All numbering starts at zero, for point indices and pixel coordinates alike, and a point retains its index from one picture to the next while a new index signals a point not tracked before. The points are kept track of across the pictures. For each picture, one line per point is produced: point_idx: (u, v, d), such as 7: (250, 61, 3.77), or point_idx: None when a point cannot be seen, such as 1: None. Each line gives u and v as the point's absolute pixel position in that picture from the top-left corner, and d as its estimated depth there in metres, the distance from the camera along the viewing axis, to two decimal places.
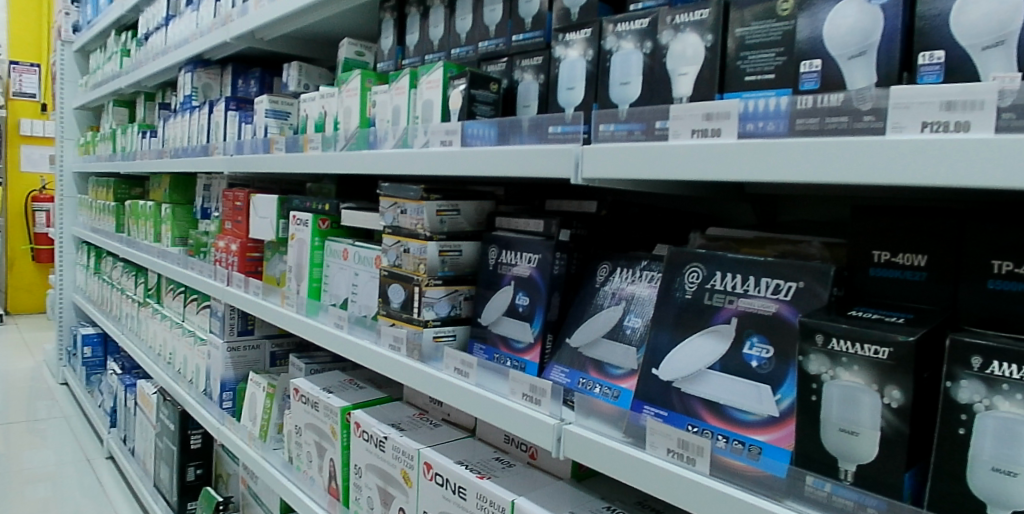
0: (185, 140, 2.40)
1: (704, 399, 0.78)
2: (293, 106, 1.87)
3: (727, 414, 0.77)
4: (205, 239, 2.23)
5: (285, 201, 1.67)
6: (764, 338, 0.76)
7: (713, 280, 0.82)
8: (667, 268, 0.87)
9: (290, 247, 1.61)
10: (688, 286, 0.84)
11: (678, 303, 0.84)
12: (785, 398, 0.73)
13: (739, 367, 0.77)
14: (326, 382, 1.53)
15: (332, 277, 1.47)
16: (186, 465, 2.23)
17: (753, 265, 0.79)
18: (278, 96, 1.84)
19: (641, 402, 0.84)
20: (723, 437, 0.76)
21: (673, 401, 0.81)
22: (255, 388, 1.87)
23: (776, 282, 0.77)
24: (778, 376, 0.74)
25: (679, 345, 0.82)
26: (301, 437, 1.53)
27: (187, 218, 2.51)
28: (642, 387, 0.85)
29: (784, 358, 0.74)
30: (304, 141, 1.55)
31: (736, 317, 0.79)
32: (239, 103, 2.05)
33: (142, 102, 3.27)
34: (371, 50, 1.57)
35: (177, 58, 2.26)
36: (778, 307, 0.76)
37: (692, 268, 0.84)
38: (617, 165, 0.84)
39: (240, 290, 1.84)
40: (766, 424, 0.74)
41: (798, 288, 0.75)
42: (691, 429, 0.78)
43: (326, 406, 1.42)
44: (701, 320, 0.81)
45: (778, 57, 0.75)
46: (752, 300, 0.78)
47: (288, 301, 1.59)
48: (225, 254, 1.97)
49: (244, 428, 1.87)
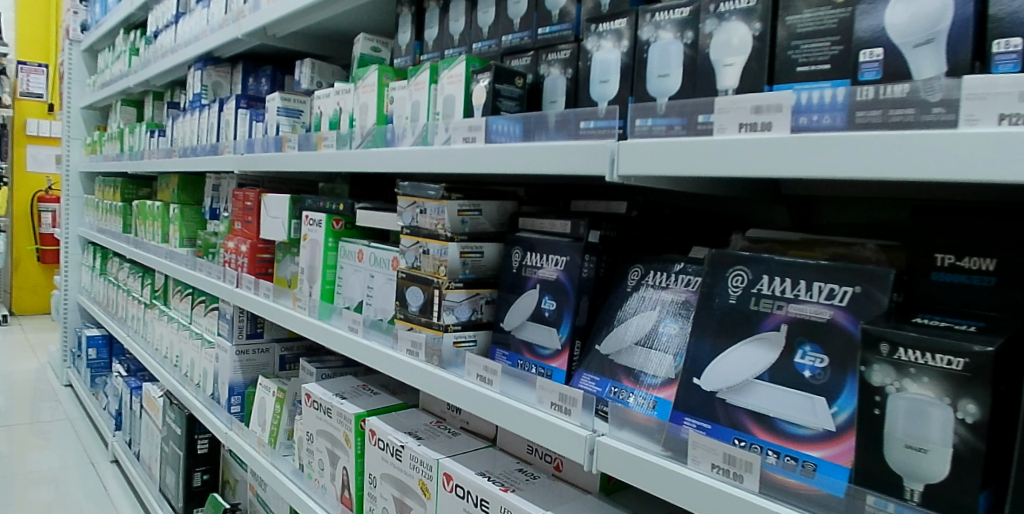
0: (194, 139, 2.37)
1: (752, 412, 0.74)
2: (306, 103, 1.82)
3: (778, 428, 0.72)
4: (213, 239, 2.19)
5: (297, 201, 1.63)
6: (818, 347, 0.71)
7: (760, 284, 0.77)
8: (708, 271, 0.82)
9: (302, 248, 1.56)
10: (732, 291, 0.79)
11: (720, 309, 0.79)
12: (843, 410, 0.68)
13: (790, 378, 0.72)
14: (339, 388, 1.48)
15: (346, 279, 1.43)
16: (193, 470, 2.18)
17: (805, 269, 0.75)
18: (290, 94, 1.80)
19: (681, 414, 0.79)
20: (774, 452, 0.71)
21: (717, 413, 0.76)
22: (264, 392, 1.83)
23: (830, 286, 0.72)
24: (834, 388, 0.69)
25: (723, 353, 0.77)
26: (312, 445, 1.48)
27: (195, 219, 2.47)
28: (682, 398, 0.80)
29: (840, 368, 0.69)
30: (318, 139, 1.50)
31: (786, 324, 0.74)
32: (250, 101, 2.01)
33: (151, 102, 3.23)
34: (386, 46, 1.53)
35: (187, 56, 2.23)
36: (833, 313, 0.71)
37: (736, 271, 0.79)
38: (656, 162, 0.79)
39: (250, 292, 1.80)
40: (822, 439, 0.69)
41: (856, 293, 0.70)
42: (737, 443, 0.74)
43: (339, 413, 1.37)
44: (747, 326, 0.76)
45: (834, 46, 0.70)
46: (804, 306, 0.73)
47: (300, 304, 1.54)
48: (235, 255, 1.93)
49: (252, 433, 1.82)
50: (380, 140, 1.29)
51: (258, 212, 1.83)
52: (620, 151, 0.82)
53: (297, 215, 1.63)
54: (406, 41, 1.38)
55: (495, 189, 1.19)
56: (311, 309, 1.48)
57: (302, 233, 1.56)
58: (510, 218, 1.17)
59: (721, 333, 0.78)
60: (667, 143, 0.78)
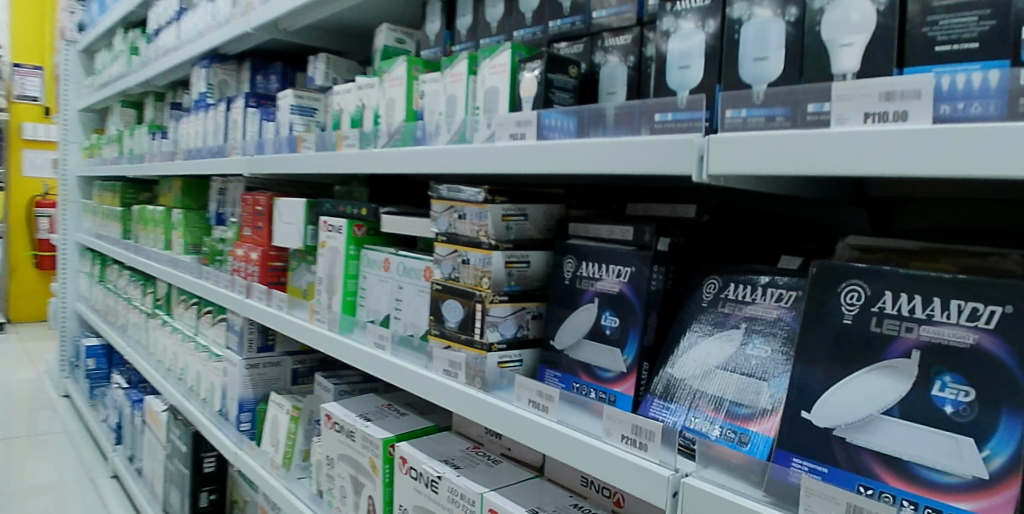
0: (199, 141, 2.25)
1: (880, 454, 0.62)
2: (321, 101, 1.71)
3: (914, 473, 0.60)
4: (221, 246, 2.08)
5: (313, 205, 1.51)
6: (961, 378, 0.60)
7: (882, 302, 0.65)
8: (813, 286, 0.71)
9: (320, 256, 1.45)
10: (847, 310, 0.68)
11: (832, 331, 0.68)
12: (1000, 455, 0.56)
13: (926, 415, 0.61)
14: (362, 408, 1.37)
15: (370, 290, 1.31)
16: (199, 490, 2.06)
17: (939, 284, 0.63)
18: (304, 91, 1.69)
19: (787, 454, 0.68)
20: (910, 503, 0.59)
21: (834, 455, 0.65)
22: (277, 410, 1.71)
23: (972, 305, 0.60)
24: (985, 427, 0.57)
25: (838, 384, 0.66)
26: (332, 470, 1.36)
27: (201, 224, 2.36)
28: (787, 434, 0.69)
29: (993, 403, 0.57)
30: (337, 138, 1.39)
31: (919, 351, 0.62)
32: (259, 100, 1.90)
33: (152, 103, 3.12)
34: (411, 37, 1.42)
35: (192, 53, 2.11)
36: (979, 338, 0.59)
37: (850, 287, 0.68)
38: (755, 160, 0.68)
39: (262, 303, 1.68)
40: (973, 489, 0.57)
41: (1010, 313, 0.58)
42: (863, 491, 0.62)
43: (364, 437, 1.25)
44: (868, 353, 0.65)
45: (982, 22, 0.58)
46: (941, 329, 0.61)
47: (319, 317, 1.43)
48: (244, 262, 1.81)
49: (264, 454, 1.70)
50: (410, 139, 1.18)
51: (270, 218, 1.72)
52: (709, 147, 0.71)
53: (313, 220, 1.51)
54: (435, 31, 1.27)
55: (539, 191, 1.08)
56: (332, 323, 1.37)
57: (320, 240, 1.45)
58: (558, 224, 1.05)
59: (836, 360, 0.67)
60: (768, 136, 0.67)
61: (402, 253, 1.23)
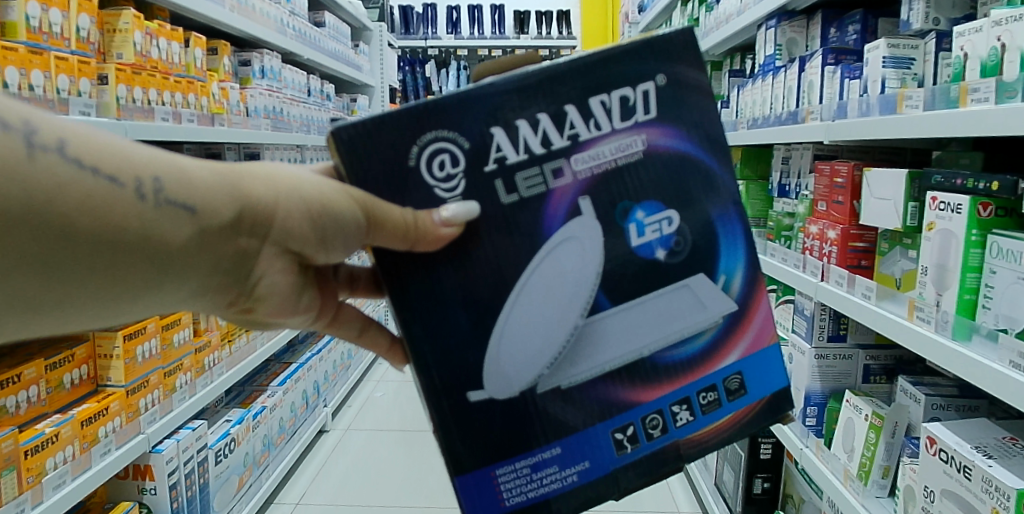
0: (762, 120, 1.50)
1: (611, 373, 0.50)
2: (915, 50, 1.04)
3: (664, 364, 0.51)
4: (790, 222, 1.43)
5: (165, 327, 1.25)
6: (651, 208, 0.50)
7: (497, 148, 0.49)
8: (374, 172, 0.48)
9: (928, 242, 0.91)
10: (444, 188, 0.48)
11: (456, 239, 0.48)
12: (736, 273, 0.52)
13: (641, 274, 0.50)
14: (978, 433, 0.86)
15: (80, 458, 1.02)
16: (753, 476, 1.46)
17: (571, 86, 0.50)
18: (895, 37, 1.05)
19: (485, 469, 0.49)
20: (684, 406, 0.51)
21: (557, 418, 0.50)
22: (853, 412, 1.14)
23: (588, 119, 0.50)
24: (703, 249, 0.51)
25: (508, 309, 0.49)
26: (932, 506, 0.88)
27: (758, 195, 1.62)
28: (465, 453, 0.49)
29: (698, 222, 0.51)
30: (804, 112, 1.26)
31: (587, 197, 0.50)
32: (834, 55, 1.22)
33: (703, 33, 1.86)
34: (912, 53, 1.04)
35: (763, 6, 1.38)
36: (645, 136, 0.51)
37: (436, 148, 0.48)
38: (702, 97, 0.51)
39: (841, 291, 1.12)
40: (728, 339, 0.52)
41: (665, 86, 0.51)
42: (617, 437, 0.50)
43: (985, 476, 0.77)
44: (518, 238, 0.49)
45: None
46: (596, 147, 0.50)
47: (922, 315, 0.90)
48: (821, 243, 1.22)
49: (836, 462, 1.14)
50: (957, 101, 0.84)
51: (139, 374, 1.16)
52: None
53: (120, 347, 1.11)
54: (10, 11, 0.92)
55: (962, 38, 0.89)
56: (191, 464, 1.30)
57: (120, 385, 1.12)
58: None
59: (477, 278, 0.49)
60: None
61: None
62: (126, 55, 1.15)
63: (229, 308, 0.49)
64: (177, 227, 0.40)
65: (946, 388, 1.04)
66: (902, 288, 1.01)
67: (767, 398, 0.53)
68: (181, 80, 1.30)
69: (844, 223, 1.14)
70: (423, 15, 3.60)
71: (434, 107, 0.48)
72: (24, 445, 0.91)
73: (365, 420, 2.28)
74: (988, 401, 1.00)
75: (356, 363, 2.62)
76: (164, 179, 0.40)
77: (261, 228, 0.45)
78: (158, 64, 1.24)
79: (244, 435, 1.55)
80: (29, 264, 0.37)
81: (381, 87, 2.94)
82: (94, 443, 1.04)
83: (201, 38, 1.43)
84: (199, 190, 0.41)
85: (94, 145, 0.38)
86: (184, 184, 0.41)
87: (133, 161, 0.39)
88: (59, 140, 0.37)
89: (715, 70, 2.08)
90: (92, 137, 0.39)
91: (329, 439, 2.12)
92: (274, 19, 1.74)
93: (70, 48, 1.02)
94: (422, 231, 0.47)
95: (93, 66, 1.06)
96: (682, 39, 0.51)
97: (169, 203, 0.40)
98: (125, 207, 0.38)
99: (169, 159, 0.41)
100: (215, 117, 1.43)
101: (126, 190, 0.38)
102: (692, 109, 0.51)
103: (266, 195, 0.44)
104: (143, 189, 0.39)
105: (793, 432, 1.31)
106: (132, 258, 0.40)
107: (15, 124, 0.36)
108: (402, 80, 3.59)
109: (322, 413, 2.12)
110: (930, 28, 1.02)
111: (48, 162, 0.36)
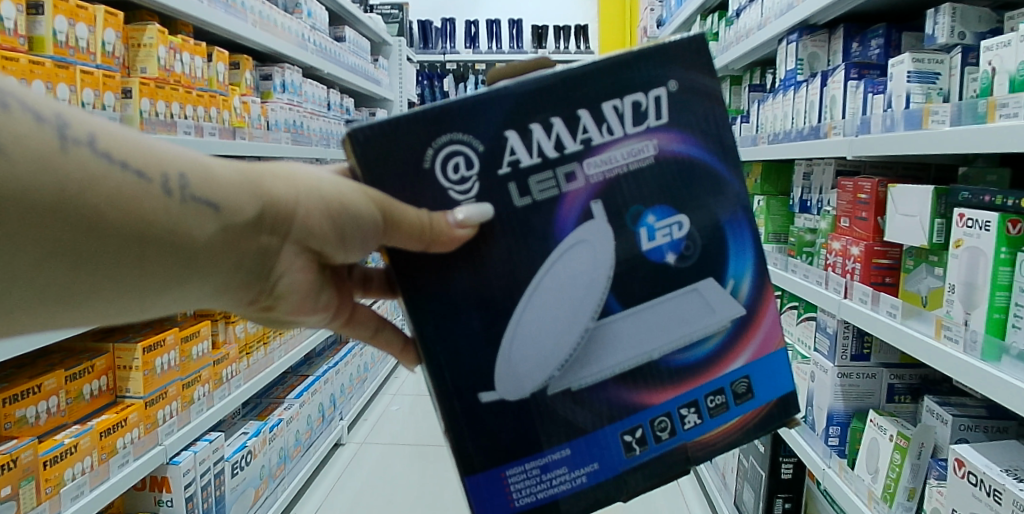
0: (781, 135, 1.49)
1: (620, 376, 0.50)
2: (942, 64, 1.03)
3: (672, 367, 0.50)
4: (811, 238, 1.41)
5: (184, 339, 1.27)
6: (662, 213, 0.50)
7: (512, 152, 0.49)
8: (388, 174, 0.49)
9: (954, 258, 0.89)
10: (458, 191, 0.49)
11: (469, 241, 0.49)
12: (745, 277, 0.51)
13: (654, 277, 0.50)
14: (1010, 457, 0.84)
15: (98, 469, 1.03)
16: (772, 496, 1.43)
17: (587, 92, 0.50)
18: (921, 51, 1.04)
19: (495, 470, 0.49)
20: (692, 408, 0.51)
21: (569, 421, 0.49)
22: (878, 432, 1.11)
23: (602, 124, 0.50)
24: (714, 254, 0.51)
25: (519, 311, 0.49)
26: None
27: (780, 209, 1.60)
28: (477, 454, 0.49)
29: (709, 227, 0.51)
30: (825, 127, 1.25)
31: (599, 201, 0.50)
32: (856, 69, 1.21)
33: (722, 47, 1.86)
34: (939, 67, 1.03)
35: (781, 21, 1.38)
36: (657, 142, 0.51)
37: (451, 151, 0.49)
38: (716, 103, 0.51)
39: (864, 306, 1.10)
40: (735, 343, 0.51)
41: (677, 92, 0.51)
42: (626, 439, 0.50)
43: (1015, 500, 0.75)
44: (531, 241, 0.49)
45: None
46: (608, 152, 0.50)
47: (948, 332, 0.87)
48: (843, 259, 1.20)
49: (861, 482, 1.11)
50: (984, 115, 0.83)
51: (157, 386, 1.17)
52: None
53: (140, 358, 1.13)
54: (39, 26, 0.95)
55: (990, 51, 0.88)
56: (208, 475, 1.31)
57: (139, 396, 1.14)
58: None
59: (490, 279, 0.49)
60: None
61: (21, 406, 0.95)
62: (150, 69, 1.18)
63: (247, 306, 0.50)
64: (201, 223, 0.41)
65: (973, 409, 1.02)
66: (927, 305, 0.99)
67: (774, 402, 0.52)
68: (204, 94, 1.33)
69: (867, 239, 1.12)
70: (442, 30, 3.66)
71: (450, 110, 0.49)
72: (43, 456, 0.93)
73: (381, 433, 2.28)
74: (1016, 423, 0.97)
75: (372, 376, 2.63)
76: (190, 176, 0.41)
77: (280, 226, 0.45)
78: (181, 78, 1.27)
79: (261, 447, 1.56)
80: (61, 256, 0.38)
81: (400, 101, 2.98)
82: (112, 454, 1.06)
83: (224, 52, 1.46)
84: (222, 187, 0.42)
85: (122, 141, 0.39)
86: (208, 181, 0.42)
87: (159, 157, 0.40)
88: (90, 135, 0.38)
89: (734, 84, 2.07)
90: (120, 134, 0.40)
91: (345, 453, 2.12)
92: (296, 34, 1.78)
93: (96, 63, 1.06)
94: (437, 232, 0.47)
95: (118, 80, 1.09)
96: (696, 47, 0.51)
97: (194, 199, 0.41)
98: (152, 202, 0.39)
99: (195, 157, 0.42)
100: (236, 130, 1.46)
101: (154, 185, 0.40)
102: (706, 116, 0.51)
103: (286, 194, 0.45)
104: (169, 185, 0.40)
105: (817, 451, 1.27)
106: (158, 252, 0.41)
107: (49, 117, 0.37)
108: (421, 95, 3.64)
109: (338, 426, 2.13)
110: (955, 42, 1.02)
111: (80, 156, 0.37)
